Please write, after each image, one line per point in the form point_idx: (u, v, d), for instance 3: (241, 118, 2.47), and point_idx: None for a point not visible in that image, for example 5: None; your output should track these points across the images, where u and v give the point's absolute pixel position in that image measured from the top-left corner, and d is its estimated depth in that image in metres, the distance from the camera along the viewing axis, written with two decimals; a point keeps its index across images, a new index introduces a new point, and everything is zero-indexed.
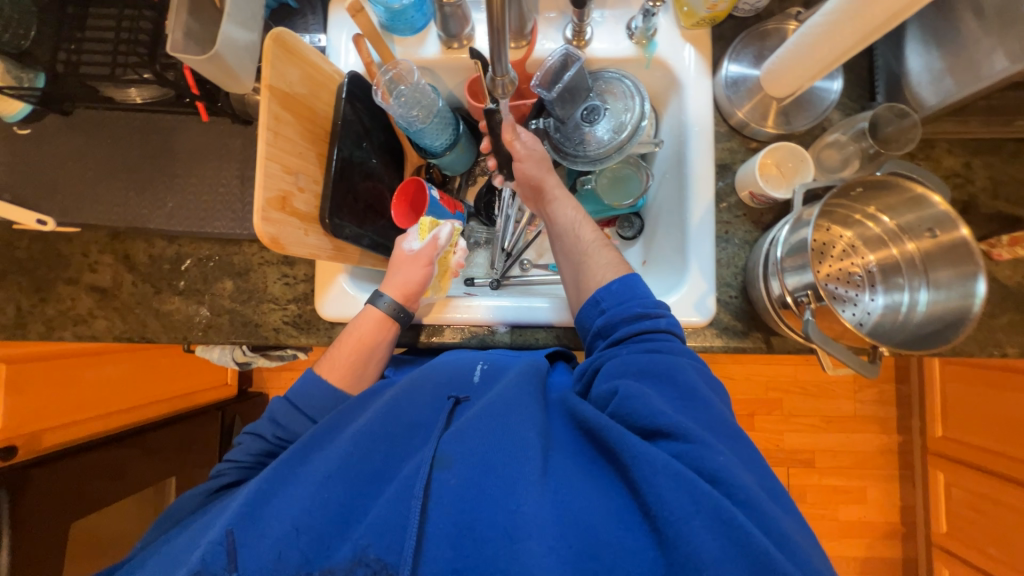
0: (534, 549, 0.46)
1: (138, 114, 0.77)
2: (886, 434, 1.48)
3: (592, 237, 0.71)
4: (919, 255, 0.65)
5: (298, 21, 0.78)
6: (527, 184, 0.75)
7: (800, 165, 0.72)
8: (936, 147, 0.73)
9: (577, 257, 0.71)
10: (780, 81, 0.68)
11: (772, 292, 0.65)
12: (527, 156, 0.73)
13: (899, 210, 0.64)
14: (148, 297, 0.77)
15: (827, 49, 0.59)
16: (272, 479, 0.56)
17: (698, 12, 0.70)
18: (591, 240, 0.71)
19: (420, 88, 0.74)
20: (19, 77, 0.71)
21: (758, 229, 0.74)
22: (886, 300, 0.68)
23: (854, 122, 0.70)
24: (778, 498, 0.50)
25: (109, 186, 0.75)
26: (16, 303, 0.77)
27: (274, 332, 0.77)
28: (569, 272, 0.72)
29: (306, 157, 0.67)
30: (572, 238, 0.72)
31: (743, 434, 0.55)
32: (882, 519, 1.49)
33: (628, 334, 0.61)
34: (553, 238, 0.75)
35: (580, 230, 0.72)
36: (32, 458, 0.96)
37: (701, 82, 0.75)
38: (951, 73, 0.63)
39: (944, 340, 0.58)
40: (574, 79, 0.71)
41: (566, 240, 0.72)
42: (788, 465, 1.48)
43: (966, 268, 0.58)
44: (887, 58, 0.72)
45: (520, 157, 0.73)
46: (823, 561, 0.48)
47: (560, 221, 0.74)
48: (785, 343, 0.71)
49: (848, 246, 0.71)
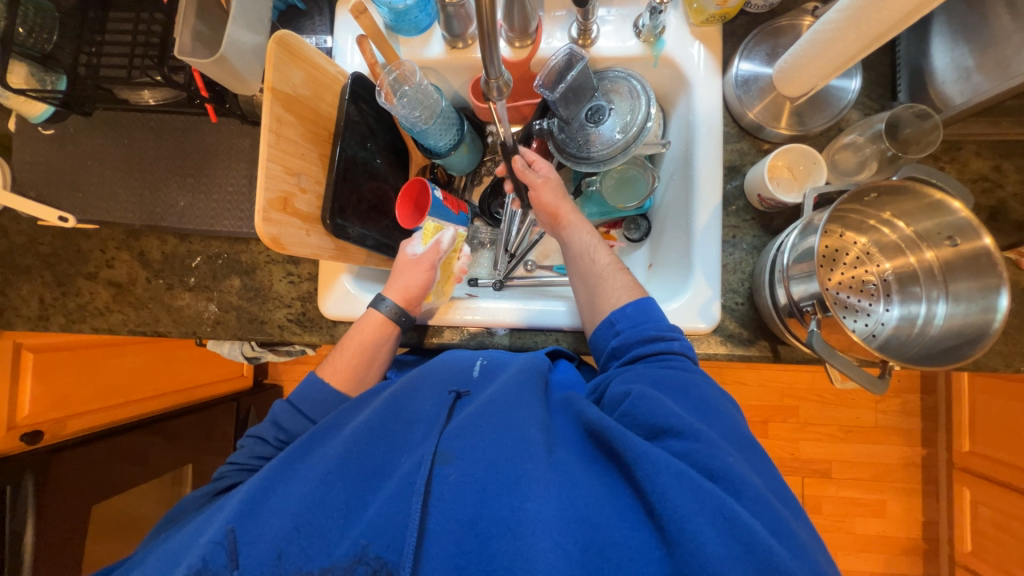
0: (538, 546, 0.44)
1: (153, 116, 0.79)
2: (910, 446, 1.42)
3: (608, 262, 0.69)
4: (938, 265, 0.61)
5: (305, 23, 0.80)
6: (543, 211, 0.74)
7: (812, 168, 0.68)
8: (963, 149, 0.69)
9: (592, 281, 0.69)
10: (794, 80, 0.65)
11: (778, 301, 0.62)
12: (544, 184, 0.73)
13: (917, 216, 0.61)
14: (161, 293, 0.80)
15: (843, 46, 0.56)
16: (272, 477, 0.57)
17: (708, 8, 0.68)
18: (606, 264, 0.69)
19: (423, 88, 0.73)
20: (41, 80, 0.74)
21: (767, 234, 0.72)
22: (901, 311, 0.65)
23: (872, 123, 0.66)
24: (787, 503, 0.49)
25: (125, 185, 0.78)
26: (40, 296, 0.81)
27: (279, 329, 0.79)
28: (583, 294, 0.70)
29: (309, 158, 0.67)
30: (587, 262, 0.70)
31: (757, 444, 0.53)
32: (903, 533, 1.43)
33: (643, 354, 0.59)
34: (568, 263, 0.73)
35: (596, 254, 0.70)
36: (58, 442, 1.01)
37: (711, 80, 0.72)
38: (980, 70, 0.60)
39: (961, 356, 0.55)
40: (578, 78, 0.70)
41: (581, 265, 0.71)
42: (804, 475, 1.44)
43: (988, 281, 0.55)
44: (909, 54, 0.68)
45: (537, 185, 0.73)
46: (832, 567, 0.46)
47: (574, 246, 0.72)
48: (792, 352, 0.69)
49: (862, 252, 0.68)
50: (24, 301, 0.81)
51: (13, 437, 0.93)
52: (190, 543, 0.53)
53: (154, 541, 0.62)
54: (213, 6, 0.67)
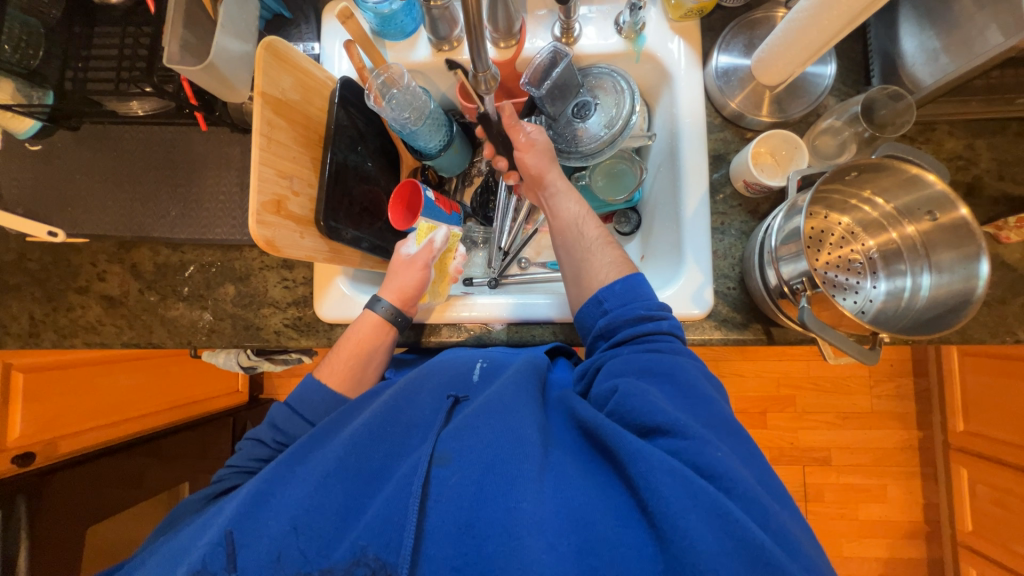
0: (534, 547, 0.44)
1: (142, 127, 0.80)
2: (906, 430, 1.44)
3: (596, 235, 0.69)
4: (920, 239, 0.63)
5: (292, 31, 0.81)
6: (527, 174, 0.73)
7: (794, 152, 0.71)
8: (937, 129, 0.71)
9: (579, 254, 0.69)
10: (771, 69, 0.67)
11: (769, 282, 0.64)
12: (529, 145, 0.72)
13: (895, 192, 0.63)
14: (154, 304, 0.79)
15: (816, 32, 0.58)
16: (271, 479, 0.56)
17: (685, 3, 0.70)
18: (594, 238, 0.69)
19: (411, 90, 0.74)
20: (28, 95, 0.74)
21: (755, 219, 0.74)
22: (888, 286, 0.66)
23: (848, 106, 0.69)
24: (777, 495, 0.49)
25: (115, 197, 0.78)
26: (30, 312, 0.80)
27: (275, 334, 0.78)
28: (569, 266, 0.70)
29: (300, 161, 0.68)
30: (574, 234, 0.70)
31: (748, 435, 0.54)
32: (905, 517, 1.44)
33: (631, 337, 0.60)
34: (554, 234, 0.73)
35: (584, 226, 0.70)
36: (50, 463, 1.00)
37: (691, 73, 0.75)
38: (947, 51, 0.62)
39: (946, 324, 0.56)
40: (563, 74, 0.72)
41: (569, 237, 0.70)
42: (803, 463, 1.45)
43: (969, 250, 0.57)
44: (880, 41, 0.71)
45: (522, 147, 0.73)
46: (825, 563, 0.46)
47: (562, 216, 0.71)
48: (785, 334, 0.70)
49: (846, 232, 0.70)
50: (13, 319, 0.80)
51: (4, 459, 0.91)
52: (191, 543, 0.53)
53: (153, 544, 0.61)
54: (200, 16, 0.68)
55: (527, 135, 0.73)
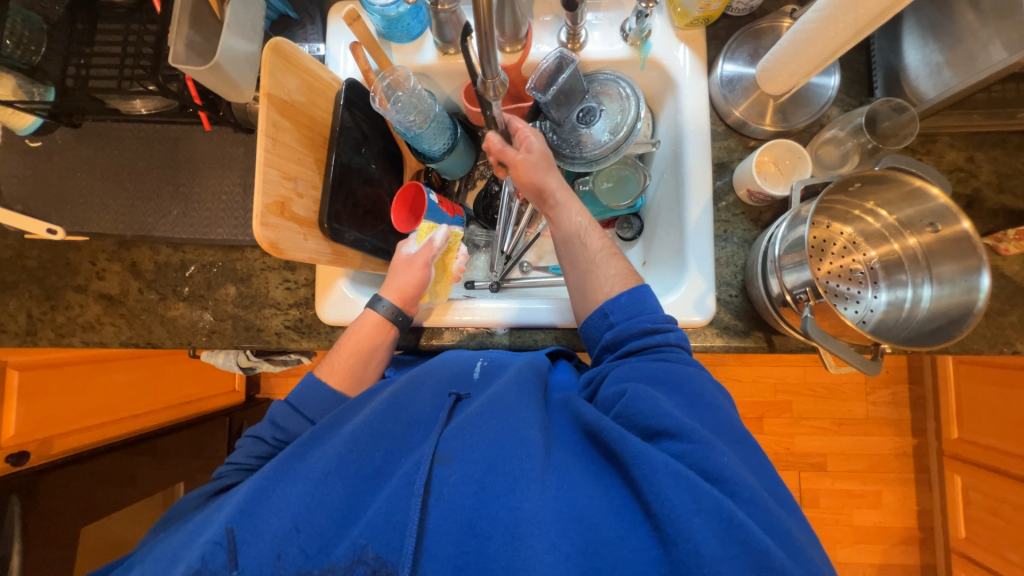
0: (536, 547, 0.44)
1: (145, 125, 0.79)
2: (900, 436, 1.45)
3: (601, 246, 0.69)
4: (921, 250, 0.64)
5: (297, 32, 0.80)
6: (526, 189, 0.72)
7: (797, 161, 0.71)
8: (939, 141, 0.72)
9: (584, 266, 0.69)
10: (775, 79, 0.67)
11: (772, 290, 0.64)
12: (525, 162, 0.70)
13: (898, 204, 0.64)
14: (153, 304, 0.79)
15: (821, 45, 0.58)
16: (272, 476, 0.56)
17: (691, 11, 0.71)
18: (598, 249, 0.69)
19: (417, 94, 0.74)
20: (29, 92, 0.72)
21: (757, 227, 0.74)
22: (889, 296, 0.67)
23: (852, 117, 0.70)
24: (782, 501, 0.49)
25: (116, 195, 0.77)
26: (27, 310, 0.79)
27: (276, 336, 0.78)
28: (575, 281, 0.70)
29: (305, 163, 0.68)
30: (578, 247, 0.70)
31: (754, 442, 0.54)
32: (898, 523, 1.46)
33: (638, 346, 0.60)
34: (559, 246, 0.72)
35: (587, 238, 0.70)
36: (46, 462, 0.99)
37: (697, 81, 0.75)
38: (950, 65, 0.63)
39: (948, 336, 0.57)
40: (569, 81, 0.71)
41: (573, 250, 0.70)
42: (800, 468, 1.46)
43: (970, 263, 0.57)
44: (884, 52, 0.71)
45: (517, 163, 0.71)
46: (827, 566, 0.47)
47: (566, 227, 0.71)
48: (787, 342, 0.70)
49: (848, 242, 0.70)
50: (11, 317, 0.79)
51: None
52: (189, 541, 0.53)
53: (151, 541, 0.61)
54: (206, 16, 0.68)
55: (523, 153, 0.71)
